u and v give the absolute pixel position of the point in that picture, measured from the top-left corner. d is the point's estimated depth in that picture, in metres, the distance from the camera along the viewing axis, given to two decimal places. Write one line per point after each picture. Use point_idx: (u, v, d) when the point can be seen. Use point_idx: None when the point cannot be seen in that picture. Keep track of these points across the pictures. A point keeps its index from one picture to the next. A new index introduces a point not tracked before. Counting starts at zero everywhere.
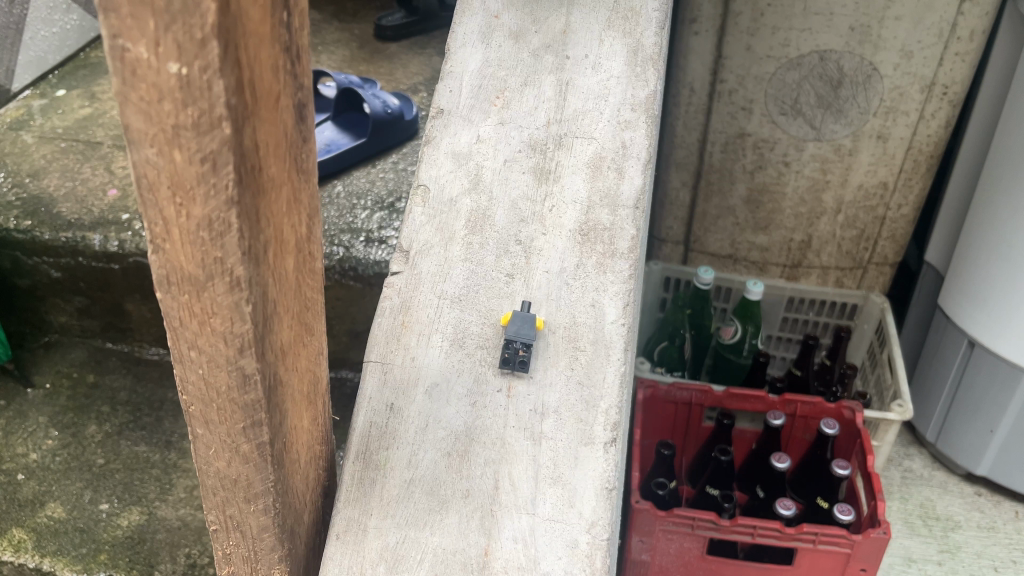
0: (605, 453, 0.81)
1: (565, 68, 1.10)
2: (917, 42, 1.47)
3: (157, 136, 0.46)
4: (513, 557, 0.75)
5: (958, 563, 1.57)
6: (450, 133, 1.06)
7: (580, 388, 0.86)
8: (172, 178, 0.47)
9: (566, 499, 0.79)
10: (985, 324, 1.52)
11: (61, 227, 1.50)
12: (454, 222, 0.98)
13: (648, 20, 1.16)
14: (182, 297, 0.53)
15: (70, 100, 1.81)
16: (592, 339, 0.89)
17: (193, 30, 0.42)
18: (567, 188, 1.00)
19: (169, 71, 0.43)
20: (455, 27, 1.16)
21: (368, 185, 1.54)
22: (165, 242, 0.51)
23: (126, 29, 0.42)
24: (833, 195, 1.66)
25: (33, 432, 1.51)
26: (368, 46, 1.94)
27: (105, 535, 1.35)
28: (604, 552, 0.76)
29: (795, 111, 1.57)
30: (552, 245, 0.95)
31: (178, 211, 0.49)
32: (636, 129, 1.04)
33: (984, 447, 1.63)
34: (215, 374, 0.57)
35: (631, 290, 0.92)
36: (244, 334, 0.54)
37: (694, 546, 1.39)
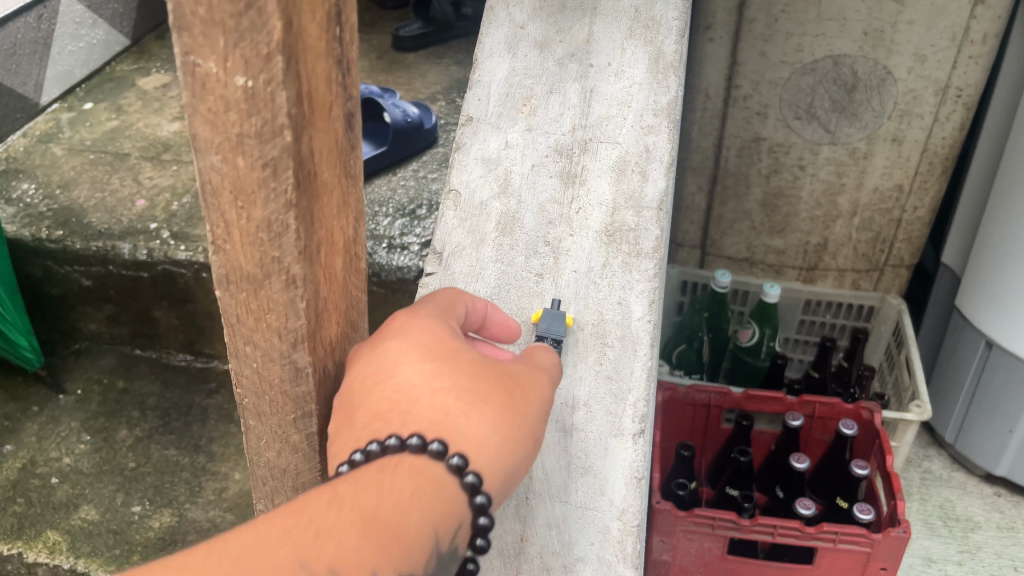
0: (633, 444, 0.85)
1: (588, 75, 1.14)
2: (931, 45, 1.49)
3: (222, 144, 0.50)
4: (547, 542, 0.79)
5: (978, 563, 1.58)
6: (479, 140, 1.09)
7: (609, 382, 0.89)
8: (235, 183, 0.52)
9: (596, 487, 0.82)
10: (1003, 324, 1.54)
11: (92, 237, 1.55)
12: (485, 225, 1.02)
13: (668, 29, 1.19)
14: (240, 295, 0.58)
15: (97, 113, 1.86)
16: (619, 335, 0.92)
17: (260, 46, 0.46)
18: (592, 190, 1.03)
19: (235, 83, 0.47)
20: (481, 38, 1.20)
21: (390, 193, 1.57)
22: (226, 243, 0.55)
23: (197, 46, 0.46)
24: (849, 198, 1.68)
25: (66, 436, 1.56)
26: (387, 56, 1.98)
27: (137, 536, 1.40)
28: (635, 538, 0.79)
29: (809, 115, 1.60)
30: (578, 245, 0.99)
31: (239, 213, 0.53)
32: (659, 133, 1.08)
33: (1004, 447, 1.64)
34: (269, 367, 0.62)
35: (656, 288, 0.95)
36: (298, 329, 0.59)
37: (715, 545, 1.41)
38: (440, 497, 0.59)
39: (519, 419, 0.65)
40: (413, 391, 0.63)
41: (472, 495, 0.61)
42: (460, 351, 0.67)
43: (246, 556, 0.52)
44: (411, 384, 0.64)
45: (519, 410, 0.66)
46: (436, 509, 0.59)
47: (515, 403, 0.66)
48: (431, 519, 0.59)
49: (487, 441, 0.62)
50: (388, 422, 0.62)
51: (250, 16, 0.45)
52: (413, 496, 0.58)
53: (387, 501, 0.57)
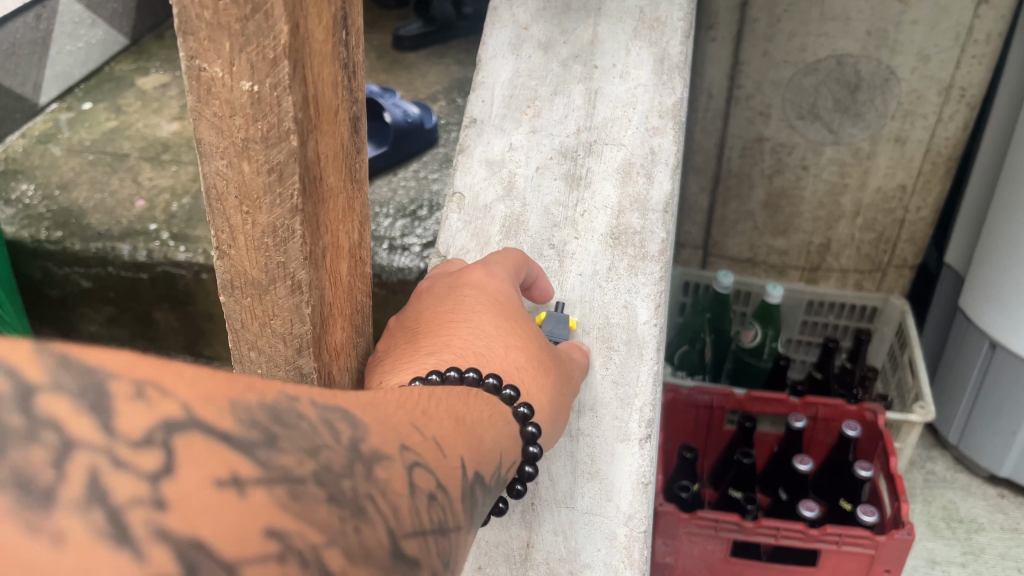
0: (640, 449, 0.84)
1: (593, 77, 1.13)
2: (935, 45, 1.48)
3: (228, 149, 0.51)
4: (553, 548, 0.79)
5: (982, 565, 1.58)
6: (483, 142, 1.09)
7: (615, 386, 0.88)
8: (240, 188, 0.52)
9: (603, 493, 0.82)
10: (1007, 325, 1.53)
11: (91, 238, 1.54)
12: (490, 228, 1.01)
13: (673, 29, 1.18)
14: (245, 301, 0.59)
15: (96, 113, 1.85)
16: (625, 339, 0.92)
17: (267, 50, 0.46)
18: (597, 193, 1.03)
19: (242, 88, 0.47)
20: (484, 39, 1.19)
21: (390, 194, 1.57)
22: (231, 249, 0.56)
23: (203, 51, 0.46)
24: (852, 198, 1.67)
25: None
26: (387, 55, 1.97)
27: None
28: (642, 544, 0.79)
29: (812, 115, 1.59)
30: (584, 249, 0.98)
31: (244, 218, 0.53)
32: (664, 136, 1.07)
33: (1007, 448, 1.63)
34: (275, 372, 0.62)
35: (662, 292, 0.95)
36: (303, 335, 0.59)
37: (718, 548, 1.40)
38: (509, 431, 0.64)
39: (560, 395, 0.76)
40: (487, 341, 0.72)
41: (527, 444, 0.66)
42: (527, 320, 0.77)
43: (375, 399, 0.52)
44: (486, 335, 0.73)
45: (563, 388, 0.77)
46: (504, 436, 0.63)
47: (558, 379, 0.77)
48: (502, 440, 0.62)
49: (540, 406, 0.72)
50: (461, 357, 0.70)
51: (257, 20, 0.45)
52: (489, 418, 0.63)
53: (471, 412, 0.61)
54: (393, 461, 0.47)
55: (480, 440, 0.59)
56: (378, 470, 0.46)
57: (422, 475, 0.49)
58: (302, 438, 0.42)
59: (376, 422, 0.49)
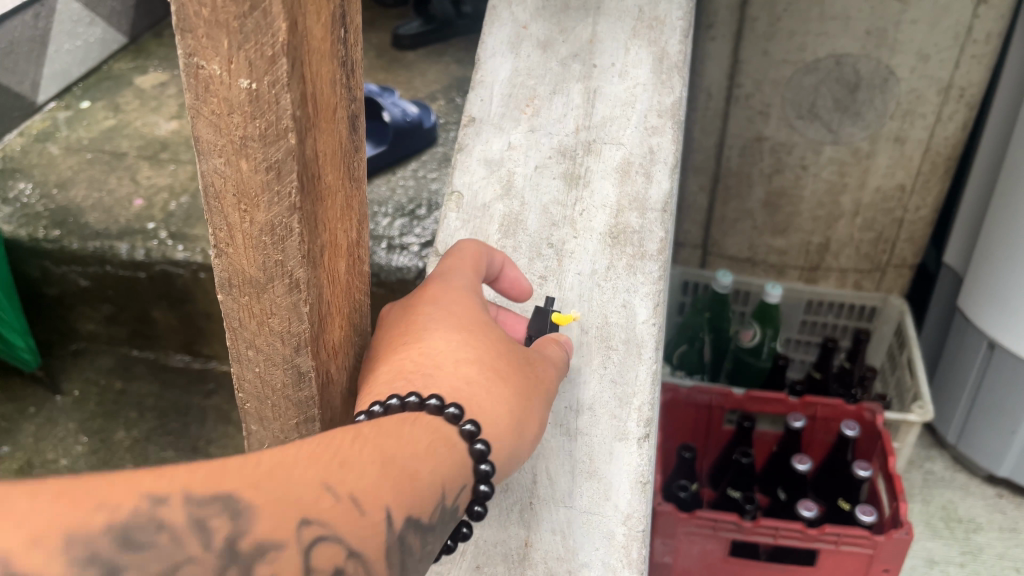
0: (639, 448, 0.84)
1: (592, 76, 1.13)
2: (934, 44, 1.48)
3: (226, 147, 0.51)
4: (551, 547, 0.79)
5: (980, 565, 1.58)
6: (482, 141, 1.08)
7: (613, 385, 0.88)
8: (238, 186, 0.52)
9: (602, 492, 0.82)
10: (1005, 325, 1.53)
11: (89, 237, 1.54)
12: (488, 227, 1.01)
13: (672, 29, 1.18)
14: (243, 299, 0.59)
15: (95, 111, 1.85)
16: (623, 338, 0.92)
17: (265, 48, 0.46)
18: (596, 192, 1.03)
19: (240, 86, 0.47)
20: (483, 38, 1.19)
21: (389, 193, 1.57)
22: (228, 247, 0.56)
23: (201, 48, 0.47)
24: (851, 198, 1.67)
25: (63, 439, 1.56)
26: (386, 54, 1.97)
27: None
28: (640, 543, 0.79)
29: (812, 114, 1.59)
30: (582, 248, 0.98)
31: (242, 216, 0.53)
32: (663, 134, 1.07)
33: (1006, 447, 1.63)
34: (273, 371, 0.62)
35: (661, 291, 0.95)
36: (301, 334, 0.59)
37: (717, 548, 1.40)
38: (450, 457, 0.61)
39: (527, 405, 0.70)
40: (439, 360, 0.69)
41: (477, 463, 0.62)
42: (491, 332, 0.74)
43: (282, 467, 0.51)
44: (439, 355, 0.69)
45: (530, 395, 0.71)
46: (444, 467, 0.60)
47: (524, 387, 0.71)
48: (441, 473, 0.59)
49: (501, 418, 0.67)
50: (411, 381, 0.67)
51: (255, 18, 0.45)
52: (428, 447, 0.60)
53: (405, 447, 0.58)
54: (285, 548, 0.48)
55: (412, 484, 0.57)
56: (258, 568, 0.46)
57: (325, 550, 0.49)
58: (159, 558, 0.43)
59: (271, 505, 0.48)
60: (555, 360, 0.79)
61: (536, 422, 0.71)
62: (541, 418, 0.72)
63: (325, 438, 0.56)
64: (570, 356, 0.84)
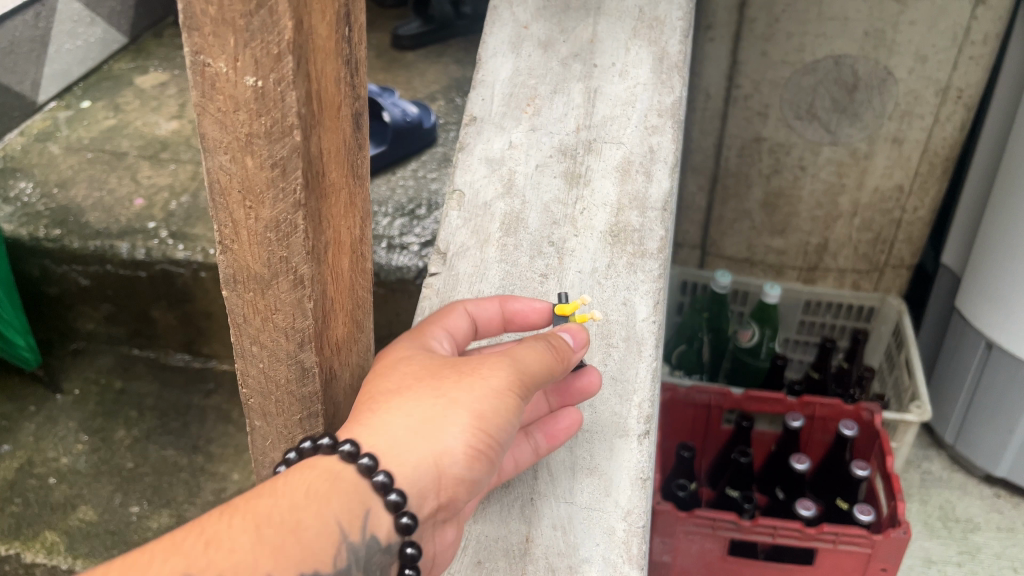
0: (639, 444, 0.85)
1: (592, 76, 1.14)
2: (932, 46, 1.49)
3: (231, 144, 0.52)
4: (552, 543, 0.79)
5: (978, 564, 1.58)
6: (483, 140, 1.09)
7: (614, 382, 0.89)
8: (243, 182, 0.53)
9: (602, 488, 0.82)
10: (1002, 325, 1.54)
11: (90, 236, 1.54)
12: (489, 225, 1.01)
13: (672, 29, 1.19)
14: (247, 295, 0.60)
15: (95, 111, 1.85)
16: (624, 335, 0.92)
17: (271, 46, 0.47)
18: (596, 190, 1.03)
19: (245, 83, 0.48)
20: (484, 38, 1.19)
21: (389, 193, 1.57)
22: (233, 243, 0.57)
23: (207, 46, 0.48)
24: (850, 198, 1.68)
25: (64, 436, 1.55)
26: (386, 55, 1.97)
27: (137, 537, 1.40)
28: (640, 539, 0.79)
29: (810, 115, 1.60)
30: (583, 246, 0.99)
31: (247, 213, 0.55)
32: (663, 134, 1.08)
33: (1003, 447, 1.64)
34: (276, 367, 0.64)
35: (661, 289, 0.95)
36: (305, 330, 0.61)
37: (716, 547, 1.41)
38: (339, 488, 0.62)
39: (455, 401, 0.67)
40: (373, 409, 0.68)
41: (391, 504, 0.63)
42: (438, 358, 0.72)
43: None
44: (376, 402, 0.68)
45: (461, 392, 0.68)
46: (330, 503, 0.62)
47: (452, 387, 0.68)
48: (329, 512, 0.61)
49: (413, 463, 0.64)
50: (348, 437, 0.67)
51: (262, 17, 0.46)
52: (309, 490, 0.62)
53: (284, 500, 0.60)
54: None
55: (294, 538, 0.59)
56: None
57: None
58: None
59: None
60: (539, 349, 0.73)
61: (472, 414, 0.66)
62: (484, 408, 0.67)
63: (209, 514, 0.59)
64: (581, 344, 0.78)
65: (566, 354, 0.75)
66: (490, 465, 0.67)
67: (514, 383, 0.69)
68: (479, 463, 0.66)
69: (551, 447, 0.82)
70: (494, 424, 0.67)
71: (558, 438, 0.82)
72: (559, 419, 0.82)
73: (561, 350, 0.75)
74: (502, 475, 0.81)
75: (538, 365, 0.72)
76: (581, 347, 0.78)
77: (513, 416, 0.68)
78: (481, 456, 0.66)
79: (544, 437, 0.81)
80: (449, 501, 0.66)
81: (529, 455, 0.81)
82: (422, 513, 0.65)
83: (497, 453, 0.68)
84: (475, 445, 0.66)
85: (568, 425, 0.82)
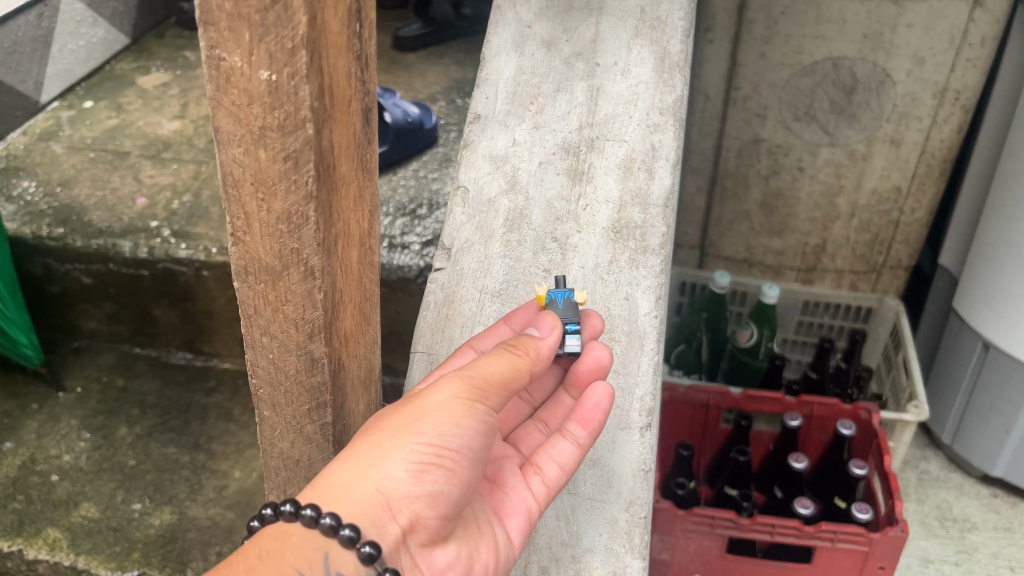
0: (641, 437, 0.87)
1: (595, 75, 1.15)
2: (930, 48, 1.50)
3: (245, 137, 0.53)
4: (556, 533, 0.81)
5: (975, 563, 1.60)
6: (487, 137, 1.10)
7: (616, 376, 0.90)
8: (256, 175, 0.54)
9: (605, 479, 0.84)
10: (999, 325, 1.55)
11: (93, 235, 1.55)
12: (493, 221, 1.03)
13: (673, 29, 1.20)
14: (258, 286, 0.61)
15: (97, 111, 1.86)
16: (626, 330, 0.94)
17: (285, 41, 0.48)
18: (599, 187, 1.04)
19: (260, 77, 0.50)
20: (488, 37, 1.21)
21: (391, 193, 1.58)
22: (245, 235, 0.58)
23: (223, 41, 0.49)
24: (848, 200, 1.69)
25: (65, 434, 1.56)
26: (387, 56, 1.98)
27: (138, 534, 1.40)
28: (642, 529, 0.82)
29: (809, 117, 1.61)
30: (586, 242, 1.00)
31: (260, 205, 0.56)
32: (665, 132, 1.09)
33: (1000, 447, 1.65)
34: (286, 357, 0.66)
35: (663, 285, 0.96)
36: (314, 320, 0.63)
37: (715, 545, 1.42)
38: (292, 542, 0.62)
39: (399, 426, 0.66)
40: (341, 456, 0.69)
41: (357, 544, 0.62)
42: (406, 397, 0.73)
43: None
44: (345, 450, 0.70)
45: (405, 415, 0.67)
46: (284, 557, 0.62)
47: (402, 413, 0.68)
48: (284, 563, 0.61)
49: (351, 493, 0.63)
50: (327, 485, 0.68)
51: (277, 12, 0.47)
52: (260, 552, 0.62)
53: (238, 564, 0.60)
54: None
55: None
56: None
57: None
58: None
59: None
60: (498, 352, 0.72)
61: (415, 433, 0.65)
62: (427, 425, 0.66)
63: None
64: (554, 328, 0.77)
65: (530, 347, 0.74)
66: (451, 478, 0.65)
67: (463, 392, 0.68)
68: (432, 478, 0.65)
69: (590, 433, 0.78)
70: (437, 436, 0.65)
71: (592, 420, 0.78)
72: (587, 400, 0.79)
73: (523, 345, 0.73)
74: (552, 483, 0.76)
75: (490, 369, 0.70)
76: (550, 330, 0.76)
77: (463, 424, 0.66)
78: (432, 470, 0.65)
79: (579, 426, 0.78)
80: (414, 523, 0.65)
81: (572, 451, 0.78)
82: (386, 542, 0.64)
83: (457, 463, 0.66)
84: (423, 461, 0.65)
85: (598, 401, 0.79)
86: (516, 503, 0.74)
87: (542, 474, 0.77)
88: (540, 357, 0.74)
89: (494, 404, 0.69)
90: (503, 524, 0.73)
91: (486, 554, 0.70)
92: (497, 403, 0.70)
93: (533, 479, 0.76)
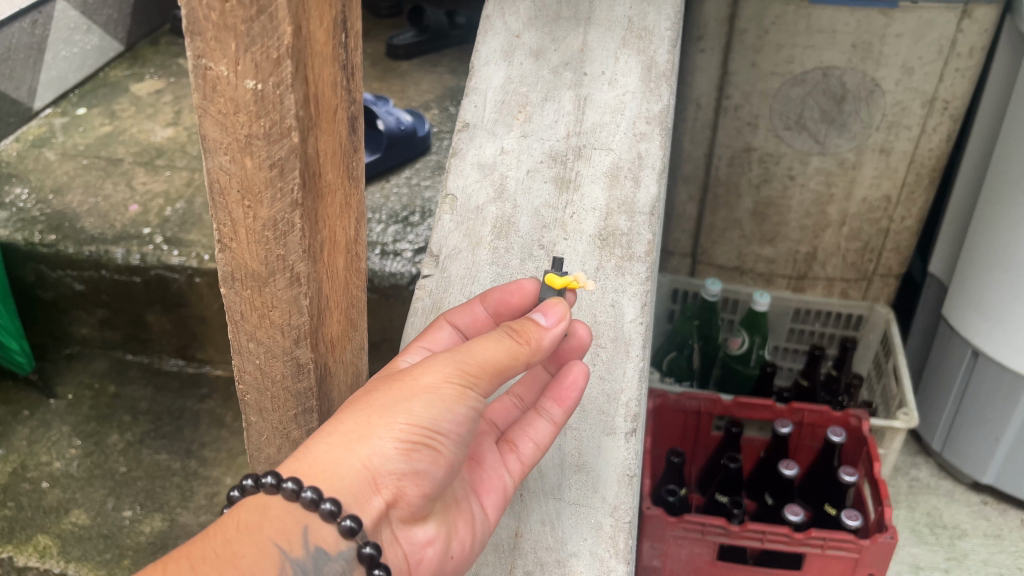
0: (626, 442, 0.88)
1: (582, 84, 1.16)
2: (918, 58, 1.52)
3: (231, 145, 0.54)
4: (541, 538, 0.82)
5: (964, 570, 1.60)
6: (475, 145, 1.11)
7: (602, 381, 0.92)
8: (243, 182, 0.55)
9: (590, 485, 0.85)
10: (988, 333, 1.57)
11: (85, 241, 1.55)
12: (481, 229, 1.03)
13: (660, 39, 1.21)
14: (245, 293, 0.62)
15: (91, 118, 1.87)
16: (612, 336, 0.95)
17: (271, 51, 0.49)
18: (586, 196, 1.05)
19: (246, 86, 0.51)
20: (478, 46, 1.22)
21: (383, 200, 1.59)
22: (232, 241, 0.59)
23: (209, 50, 0.50)
24: (838, 208, 1.71)
25: (56, 441, 1.56)
26: (381, 63, 1.99)
27: (129, 541, 1.40)
28: (626, 534, 0.82)
29: (799, 125, 1.62)
30: (573, 248, 1.01)
31: (246, 212, 0.57)
32: (651, 140, 1.10)
33: (990, 454, 1.66)
34: (272, 363, 0.67)
35: (648, 291, 0.98)
36: (300, 326, 0.63)
37: (705, 551, 1.42)
38: (272, 515, 0.63)
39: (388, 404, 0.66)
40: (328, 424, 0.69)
41: (338, 517, 0.63)
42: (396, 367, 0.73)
43: None
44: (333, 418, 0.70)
45: (394, 392, 0.67)
46: (263, 530, 0.63)
47: (391, 389, 0.67)
48: (264, 536, 0.62)
49: (335, 466, 0.64)
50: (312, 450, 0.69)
51: (262, 23, 0.48)
52: (239, 526, 0.63)
53: (216, 538, 0.61)
54: None
55: (232, 568, 0.59)
56: None
57: None
58: None
59: None
60: (497, 337, 0.71)
61: (404, 413, 0.65)
62: (417, 407, 0.66)
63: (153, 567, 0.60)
64: (562, 317, 0.74)
65: (533, 336, 0.72)
66: (436, 458, 0.66)
67: (454, 376, 0.67)
68: (419, 457, 0.65)
69: (565, 411, 0.80)
70: (425, 417, 0.65)
71: (568, 398, 0.80)
72: (564, 379, 0.80)
73: (526, 332, 0.72)
74: (528, 461, 0.78)
75: (484, 353, 0.69)
76: (558, 320, 0.74)
77: (453, 410, 0.66)
78: (418, 450, 0.65)
79: (555, 404, 0.80)
80: (398, 499, 0.65)
81: (548, 430, 0.79)
82: (367, 515, 0.64)
83: (444, 446, 0.66)
84: (411, 440, 0.65)
85: (574, 379, 0.80)
86: (493, 481, 0.76)
87: (518, 453, 0.78)
88: (542, 347, 0.72)
89: (485, 389, 0.69)
90: (480, 500, 0.75)
91: (463, 531, 0.72)
92: (489, 388, 0.70)
93: (509, 457, 0.78)
